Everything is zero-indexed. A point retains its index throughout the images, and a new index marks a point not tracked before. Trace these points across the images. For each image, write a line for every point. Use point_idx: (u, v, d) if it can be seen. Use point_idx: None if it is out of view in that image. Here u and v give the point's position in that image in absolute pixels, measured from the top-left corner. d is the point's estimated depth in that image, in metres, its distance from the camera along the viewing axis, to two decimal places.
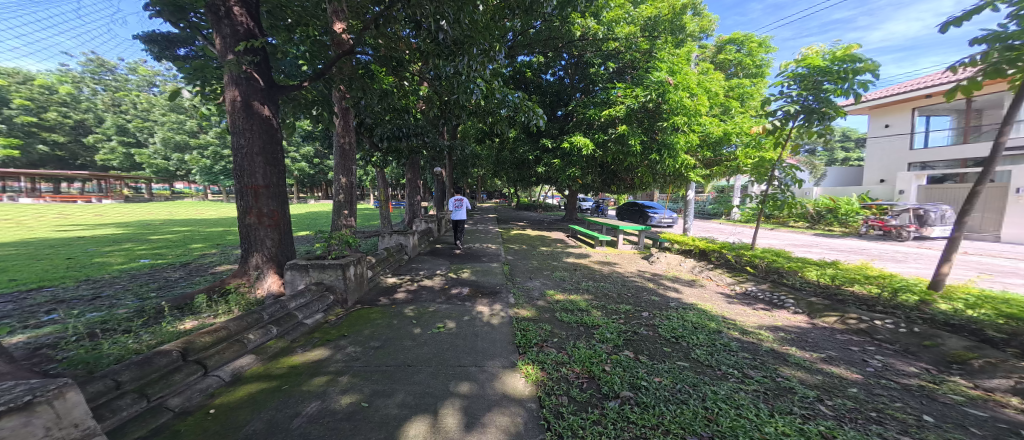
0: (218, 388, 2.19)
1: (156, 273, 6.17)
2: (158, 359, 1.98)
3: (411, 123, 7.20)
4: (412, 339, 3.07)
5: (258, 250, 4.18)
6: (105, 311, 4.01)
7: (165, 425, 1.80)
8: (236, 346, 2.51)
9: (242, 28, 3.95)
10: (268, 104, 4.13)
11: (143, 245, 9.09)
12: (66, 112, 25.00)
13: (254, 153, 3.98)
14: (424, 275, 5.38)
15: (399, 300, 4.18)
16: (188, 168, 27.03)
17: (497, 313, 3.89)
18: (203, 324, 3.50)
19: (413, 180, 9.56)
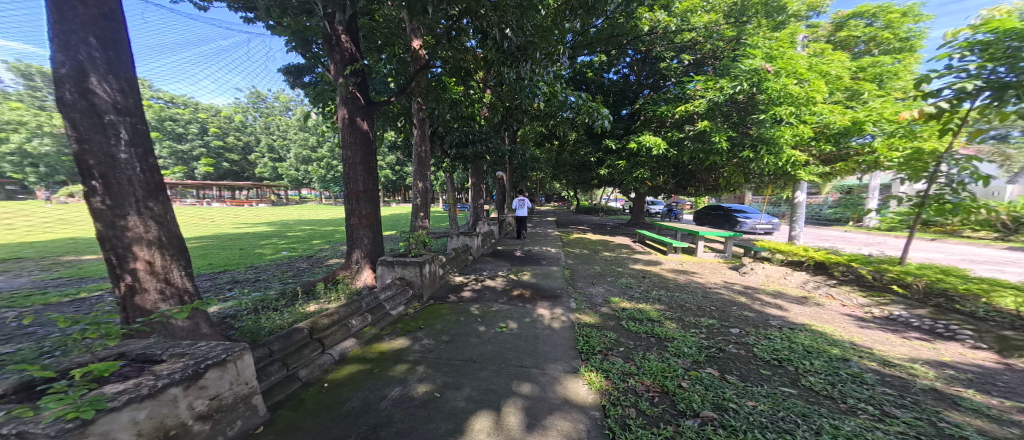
0: (331, 366, 2.64)
1: (291, 262, 7.65)
2: (295, 335, 2.53)
3: (475, 130, 7.56)
4: (477, 336, 3.11)
5: (359, 246, 5.26)
6: (263, 291, 5.20)
7: (294, 393, 2.26)
8: (343, 329, 2.96)
9: (347, 54, 4.87)
10: (366, 120, 5.13)
11: (284, 239, 11.37)
12: (228, 135, 32.36)
13: (357, 163, 5.08)
14: (487, 275, 5.38)
15: (465, 298, 4.24)
16: (306, 176, 32.44)
17: (558, 317, 3.60)
18: (321, 308, 4.31)
19: (475, 184, 10.01)
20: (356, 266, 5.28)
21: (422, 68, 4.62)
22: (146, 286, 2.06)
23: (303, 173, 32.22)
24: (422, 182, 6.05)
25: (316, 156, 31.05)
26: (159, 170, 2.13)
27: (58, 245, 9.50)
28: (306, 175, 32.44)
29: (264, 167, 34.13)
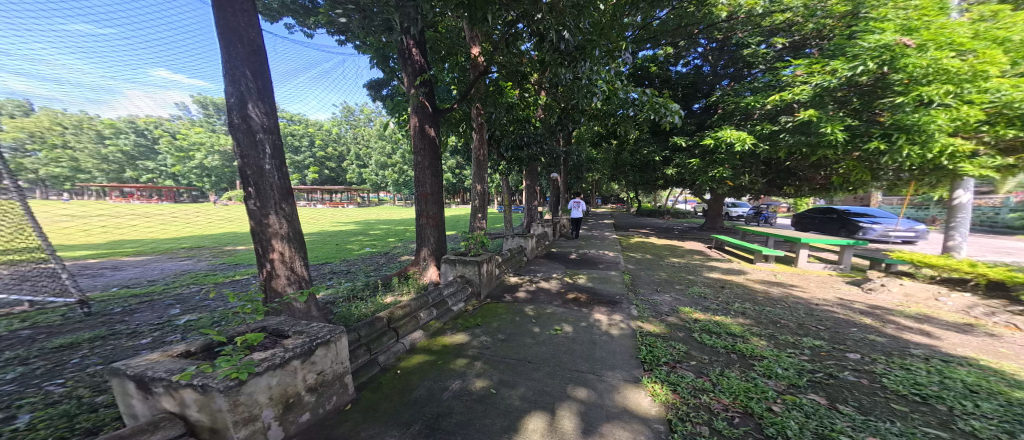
0: (403, 353, 2.89)
1: (372, 257, 8.58)
2: (377, 323, 2.81)
3: (530, 132, 7.58)
4: (532, 337, 3.12)
5: (426, 245, 5.65)
6: (352, 282, 5.97)
7: (373, 376, 2.53)
8: (413, 321, 3.21)
9: (416, 65, 5.30)
10: (433, 126, 5.49)
11: (367, 236, 12.77)
12: (320, 146, 37.16)
13: (426, 167, 5.48)
14: (542, 277, 5.41)
15: (520, 298, 4.31)
16: (382, 181, 35.74)
17: (617, 323, 3.46)
18: (396, 300, 4.79)
19: (531, 186, 10.07)
20: (424, 263, 5.68)
21: (481, 74, 4.75)
22: (278, 273, 2.97)
23: (378, 178, 35.48)
24: (481, 184, 6.25)
25: (390, 162, 33.99)
26: (279, 174, 2.92)
27: (208, 238, 11.98)
28: (382, 179, 35.67)
29: (348, 173, 38.43)
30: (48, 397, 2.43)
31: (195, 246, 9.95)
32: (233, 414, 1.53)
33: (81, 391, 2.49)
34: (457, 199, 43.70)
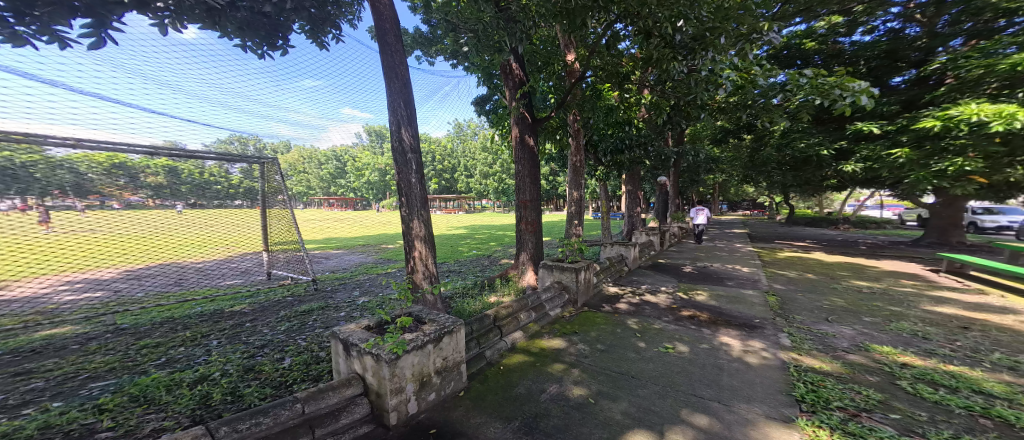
0: (505, 351, 3.04)
1: (479, 259, 9.37)
2: (485, 319, 3.03)
3: (633, 134, 7.08)
4: (636, 352, 2.89)
5: (525, 250, 5.86)
6: (463, 280, 6.61)
7: (481, 368, 2.74)
8: (514, 321, 3.35)
9: (516, 79, 5.69)
10: (532, 135, 5.73)
11: (474, 240, 13.97)
12: (437, 160, 42.41)
13: (525, 176, 5.72)
14: (646, 289, 4.96)
15: (621, 310, 4.05)
16: (487, 189, 38.56)
17: (751, 351, 2.89)
18: (498, 300, 5.08)
19: (632, 191, 9.40)
20: (522, 267, 5.91)
21: (579, 80, 4.70)
22: (418, 268, 3.62)
23: (482, 187, 38.47)
24: (577, 190, 6.16)
25: (492, 171, 36.53)
26: (419, 186, 3.61)
27: (362, 237, 15.11)
28: (485, 187, 38.56)
29: (458, 183, 42.88)
30: (294, 345, 3.48)
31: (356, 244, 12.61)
32: (391, 383, 1.92)
33: (310, 343, 3.50)
34: (553, 205, 43.94)
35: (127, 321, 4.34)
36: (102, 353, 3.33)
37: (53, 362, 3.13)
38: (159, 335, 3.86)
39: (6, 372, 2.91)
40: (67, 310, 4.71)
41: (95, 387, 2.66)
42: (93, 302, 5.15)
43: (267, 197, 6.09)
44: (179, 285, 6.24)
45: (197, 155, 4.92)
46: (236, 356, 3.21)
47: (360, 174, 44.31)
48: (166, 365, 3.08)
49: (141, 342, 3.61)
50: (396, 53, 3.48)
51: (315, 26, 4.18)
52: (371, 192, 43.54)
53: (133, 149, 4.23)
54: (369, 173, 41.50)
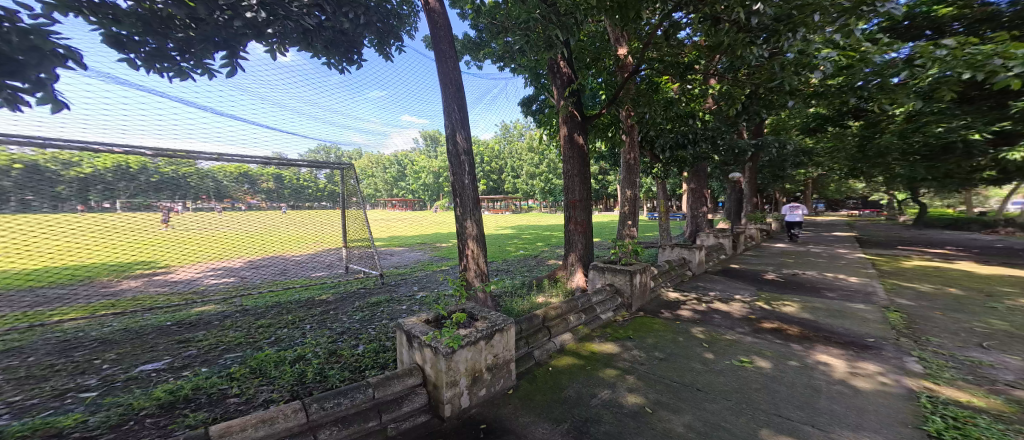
0: (554, 352, 3.01)
1: (526, 259, 9.38)
2: (534, 319, 3.02)
3: (697, 128, 6.52)
4: (702, 364, 2.66)
5: (573, 251, 5.77)
6: (512, 279, 6.69)
7: (529, 368, 2.74)
8: (564, 322, 3.30)
9: (564, 77, 5.62)
10: (582, 134, 5.63)
11: (521, 240, 14.07)
12: (486, 162, 43.47)
13: (574, 175, 5.63)
14: (714, 296, 4.55)
15: (683, 317, 3.77)
16: (534, 190, 38.58)
17: (851, 371, 2.47)
18: (546, 301, 5.06)
19: (696, 189, 8.70)
20: (571, 268, 5.82)
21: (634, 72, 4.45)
22: (470, 266, 3.74)
23: (528, 187, 38.39)
24: (631, 189, 5.80)
25: (539, 171, 36.44)
26: (471, 186, 3.72)
27: (419, 236, 15.97)
28: (532, 188, 38.51)
29: (505, 184, 43.50)
30: (367, 333, 3.82)
31: (412, 242, 13.39)
32: (446, 375, 2.00)
33: (380, 332, 3.81)
34: (603, 204, 42.35)
35: (250, 303, 5.22)
36: (233, 329, 4.05)
37: (203, 334, 3.91)
38: (267, 316, 4.54)
39: (175, 339, 3.74)
40: (213, 291, 5.84)
41: (229, 357, 3.26)
42: (227, 285, 6.28)
43: (349, 198, 6.72)
44: (284, 275, 7.29)
45: (289, 162, 5.60)
46: (321, 340, 3.61)
47: (415, 176, 47.09)
48: (274, 343, 3.60)
49: (259, 321, 4.30)
50: (449, 59, 3.62)
51: (380, 38, 4.54)
52: (426, 193, 46.01)
53: (248, 158, 5.03)
54: (425, 175, 44.02)
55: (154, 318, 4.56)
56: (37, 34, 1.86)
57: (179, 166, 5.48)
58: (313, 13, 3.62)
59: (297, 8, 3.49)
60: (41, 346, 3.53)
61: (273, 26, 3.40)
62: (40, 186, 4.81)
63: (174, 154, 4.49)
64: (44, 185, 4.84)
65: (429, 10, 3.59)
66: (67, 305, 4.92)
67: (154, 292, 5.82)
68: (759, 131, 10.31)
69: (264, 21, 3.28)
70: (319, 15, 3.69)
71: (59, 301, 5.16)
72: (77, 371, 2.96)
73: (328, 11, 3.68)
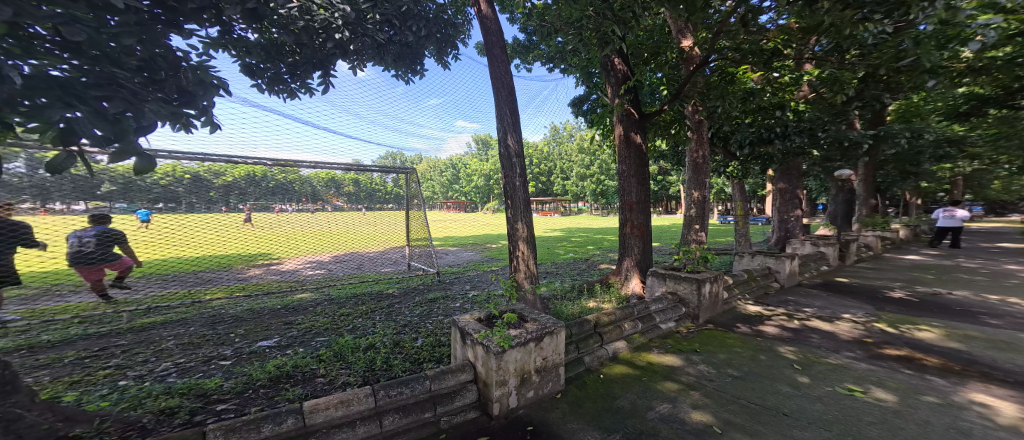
0: (605, 360, 2.89)
1: (575, 263, 9.18)
2: (585, 325, 2.93)
3: (788, 120, 5.76)
4: (790, 387, 2.35)
5: (629, 255, 5.53)
6: (565, 282, 6.60)
7: (578, 374, 2.66)
8: (617, 330, 3.16)
9: (620, 74, 5.39)
10: (640, 132, 5.37)
11: (570, 243, 13.82)
12: (536, 164, 43.57)
13: (631, 175, 5.39)
14: (807, 313, 4.01)
15: (765, 334, 3.38)
16: (585, 192, 37.66)
17: (1002, 413, 1.98)
18: (600, 306, 4.91)
19: (786, 191, 7.73)
20: (626, 273, 5.57)
21: (703, 64, 4.11)
22: (521, 267, 3.75)
23: (577, 188, 37.65)
24: (699, 191, 5.37)
25: (589, 172, 35.54)
26: (521, 188, 3.74)
27: (471, 237, 16.50)
28: (582, 189, 37.65)
29: (554, 186, 43.14)
30: (424, 328, 4.03)
31: (466, 243, 13.89)
32: (496, 374, 2.02)
33: (437, 327, 4.01)
34: (661, 207, 39.70)
35: (337, 293, 5.88)
36: (322, 315, 4.59)
37: (303, 317, 4.51)
38: (345, 306, 5.04)
39: (283, 321, 4.38)
40: (309, 280, 6.71)
41: (319, 340, 3.68)
42: (319, 276, 7.16)
43: (413, 200, 7.22)
44: (358, 270, 8.04)
45: (363, 168, 6.20)
46: (387, 331, 3.90)
47: (466, 179, 48.84)
48: (354, 331, 3.98)
49: (341, 310, 4.81)
50: (502, 64, 3.69)
51: (439, 47, 4.80)
52: (476, 195, 47.41)
53: (331, 166, 5.65)
54: (476, 178, 45.44)
55: (269, 301, 5.39)
56: (202, 69, 2.23)
57: (286, 175, 6.34)
58: (383, 29, 3.97)
59: (371, 25, 3.82)
60: (196, 320, 4.44)
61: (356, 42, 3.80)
62: (199, 192, 5.70)
63: (284, 163, 5.23)
64: (201, 191, 5.72)
65: (482, 16, 3.71)
66: (215, 286, 6.14)
67: (271, 278, 6.92)
68: (881, 120, 8.72)
69: (348, 40, 3.68)
70: (388, 30, 4.03)
71: (209, 283, 6.43)
72: (217, 342, 3.66)
73: (395, 26, 4.00)
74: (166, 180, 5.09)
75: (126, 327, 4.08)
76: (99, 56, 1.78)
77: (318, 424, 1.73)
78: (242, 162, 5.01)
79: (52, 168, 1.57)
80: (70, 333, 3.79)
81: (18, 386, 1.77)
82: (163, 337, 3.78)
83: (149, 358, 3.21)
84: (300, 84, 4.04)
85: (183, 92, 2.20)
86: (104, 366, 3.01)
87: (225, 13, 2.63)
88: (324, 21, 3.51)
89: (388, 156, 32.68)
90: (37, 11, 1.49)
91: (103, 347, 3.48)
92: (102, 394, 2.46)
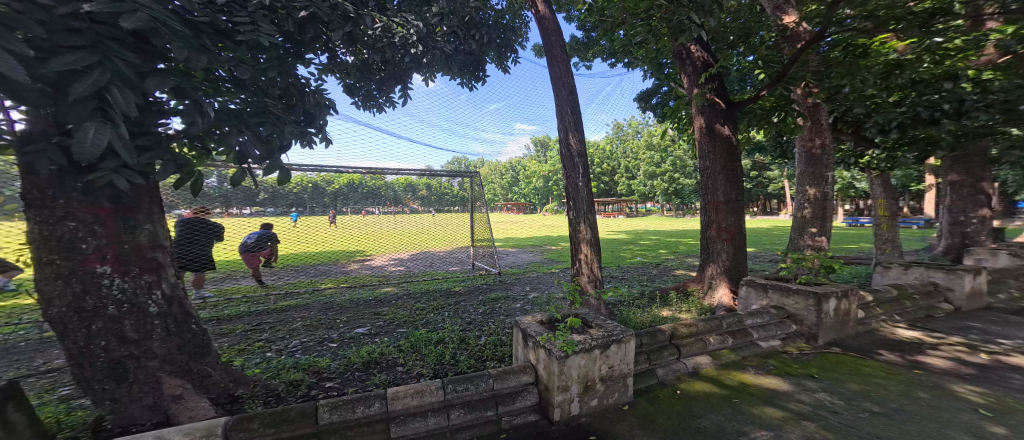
0: (684, 375, 2.65)
1: (644, 267, 8.58)
2: (659, 334, 2.71)
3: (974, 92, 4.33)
4: (953, 433, 1.86)
5: (715, 262, 4.98)
6: (634, 288, 6.23)
7: (650, 387, 2.47)
8: (700, 344, 2.86)
9: (699, 61, 5.06)
10: (727, 124, 4.84)
11: (637, 246, 12.98)
12: (599, 164, 42.05)
13: (717, 172, 4.86)
14: (995, 346, 3.10)
15: (916, 365, 2.75)
16: (654, 192, 35.10)
17: None
18: (676, 316, 4.50)
19: (963, 188, 6.05)
20: (711, 282, 5.02)
21: (816, 39, 3.52)
22: (583, 271, 3.66)
23: (645, 188, 35.32)
24: (817, 187, 4.56)
25: (658, 171, 33.09)
26: (586, 189, 3.63)
27: (531, 238, 16.62)
28: (650, 189, 35.19)
29: (619, 186, 41.10)
30: (488, 326, 4.15)
31: (527, 244, 13.99)
32: (558, 379, 1.96)
33: (498, 326, 4.09)
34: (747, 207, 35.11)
35: (413, 288, 6.42)
36: (400, 308, 5.04)
37: (388, 308, 5.01)
38: (419, 301, 5.46)
39: (373, 311, 4.90)
40: (392, 276, 7.43)
41: (398, 331, 4.03)
42: (399, 272, 7.88)
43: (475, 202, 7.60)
44: (429, 267, 8.68)
45: (434, 173, 6.71)
46: (453, 327, 4.11)
47: (527, 181, 49.23)
48: (427, 324, 4.28)
49: (416, 304, 5.22)
50: (562, 62, 3.65)
51: (499, 52, 4.98)
52: (537, 197, 47.53)
53: (408, 172, 6.23)
54: (537, 180, 45.47)
55: (364, 292, 6.10)
56: (319, 94, 2.74)
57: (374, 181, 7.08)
58: (449, 40, 4.18)
59: (439, 38, 3.99)
60: (314, 305, 5.24)
61: (427, 57, 4.00)
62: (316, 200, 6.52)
63: (374, 170, 5.81)
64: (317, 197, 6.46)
65: (540, 18, 3.74)
66: (327, 277, 7.22)
67: (363, 272, 7.85)
68: None
69: (421, 54, 3.86)
70: (453, 40, 4.24)
71: (325, 274, 7.61)
72: (325, 325, 4.26)
73: (459, 36, 4.23)
74: (298, 188, 6.11)
75: (273, 308, 5.06)
76: (256, 89, 2.32)
77: (398, 411, 1.85)
78: (345, 171, 5.75)
79: (232, 181, 2.11)
80: (241, 310, 4.86)
81: (211, 348, 2.31)
82: (294, 318, 4.54)
83: (284, 334, 3.91)
84: (386, 99, 4.52)
85: (307, 114, 2.76)
86: (260, 338, 3.76)
87: (330, 41, 3.04)
88: (403, 38, 3.58)
89: (455, 161, 34.42)
90: (219, 56, 1.94)
91: (259, 322, 4.35)
92: (255, 362, 3.07)
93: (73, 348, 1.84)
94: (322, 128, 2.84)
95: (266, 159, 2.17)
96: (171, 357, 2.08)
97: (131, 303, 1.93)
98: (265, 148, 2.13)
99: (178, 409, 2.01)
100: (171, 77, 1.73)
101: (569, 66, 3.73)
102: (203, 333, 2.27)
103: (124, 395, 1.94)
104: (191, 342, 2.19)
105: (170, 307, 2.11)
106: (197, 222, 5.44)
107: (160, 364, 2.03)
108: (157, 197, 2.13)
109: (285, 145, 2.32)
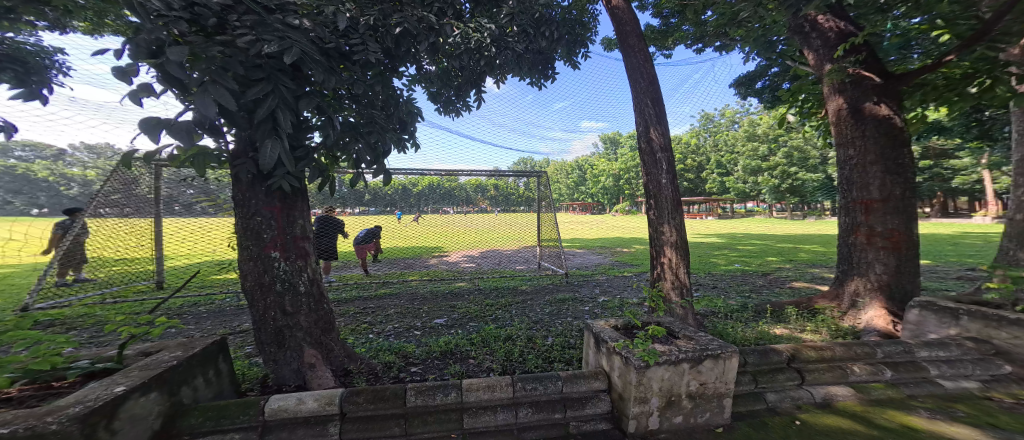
0: (808, 405, 2.17)
1: (745, 277, 7.35)
2: (773, 355, 2.25)
3: None
4: None
5: (862, 276, 3.99)
6: (732, 300, 5.39)
7: (759, 413, 2.08)
8: (836, 372, 2.30)
9: (831, 33, 4.18)
10: (885, 101, 3.83)
11: (734, 252, 11.21)
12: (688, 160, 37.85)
13: (869, 162, 3.87)
14: None
15: None
16: (760, 189, 30.04)
17: None
18: (793, 336, 3.74)
19: None
20: (855, 300, 4.03)
21: None
22: (666, 276, 3.29)
23: (746, 185, 30.52)
24: None
25: (765, 164, 28.20)
26: (671, 188, 3.27)
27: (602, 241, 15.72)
28: (752, 186, 30.26)
29: (712, 184, 36.34)
30: (555, 327, 4.04)
31: (600, 245, 13.29)
32: (636, 390, 1.75)
33: (566, 328, 3.95)
34: None
35: (488, 284, 6.64)
36: (473, 303, 5.25)
37: (464, 302, 5.28)
38: (490, 297, 5.64)
39: (450, 304, 5.22)
40: (467, 271, 7.83)
41: (471, 325, 4.19)
42: (473, 268, 8.25)
43: (543, 203, 7.61)
44: (498, 265, 8.95)
45: (503, 173, 6.92)
46: (521, 325, 4.11)
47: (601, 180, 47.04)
48: (497, 321, 4.39)
49: (487, 300, 5.39)
50: (640, 52, 3.37)
51: (569, 47, 4.83)
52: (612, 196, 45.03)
53: (479, 173, 6.55)
54: (612, 179, 43.06)
55: (449, 286, 6.55)
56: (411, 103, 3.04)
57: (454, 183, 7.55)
58: (521, 39, 4.11)
59: (512, 39, 3.98)
60: (406, 294, 5.83)
61: (499, 58, 3.98)
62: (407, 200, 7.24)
63: (455, 172, 6.20)
64: (407, 198, 7.16)
65: (612, 8, 3.53)
66: (415, 269, 7.95)
67: (442, 267, 8.45)
68: None
69: (495, 56, 3.83)
70: (525, 40, 4.17)
71: (414, 267, 8.40)
72: (411, 313, 4.68)
73: (531, 34, 4.17)
74: (392, 190, 6.87)
75: (373, 294, 5.77)
76: (367, 104, 2.66)
77: (471, 402, 1.84)
78: (430, 173, 6.27)
79: (352, 184, 2.45)
80: (354, 294, 5.68)
81: (336, 326, 2.71)
82: (388, 305, 5.11)
83: (381, 319, 4.41)
84: (463, 104, 4.79)
85: (402, 122, 3.05)
86: (364, 320, 4.32)
87: (416, 56, 3.28)
88: (478, 42, 3.58)
89: (524, 161, 35.36)
90: (342, 76, 2.27)
91: (364, 306, 5.01)
92: (362, 341, 3.53)
93: (256, 316, 2.36)
94: (414, 135, 3.12)
95: (375, 164, 2.45)
96: (312, 330, 2.51)
97: (290, 281, 2.39)
98: (375, 154, 2.43)
99: (312, 375, 2.42)
100: (315, 98, 2.07)
101: (648, 55, 3.43)
102: (332, 312, 2.67)
103: (281, 358, 2.41)
104: (324, 319, 2.59)
105: (313, 287, 2.54)
106: (326, 220, 6.52)
107: (304, 335, 2.46)
108: (304, 197, 2.56)
109: (388, 150, 2.60)
